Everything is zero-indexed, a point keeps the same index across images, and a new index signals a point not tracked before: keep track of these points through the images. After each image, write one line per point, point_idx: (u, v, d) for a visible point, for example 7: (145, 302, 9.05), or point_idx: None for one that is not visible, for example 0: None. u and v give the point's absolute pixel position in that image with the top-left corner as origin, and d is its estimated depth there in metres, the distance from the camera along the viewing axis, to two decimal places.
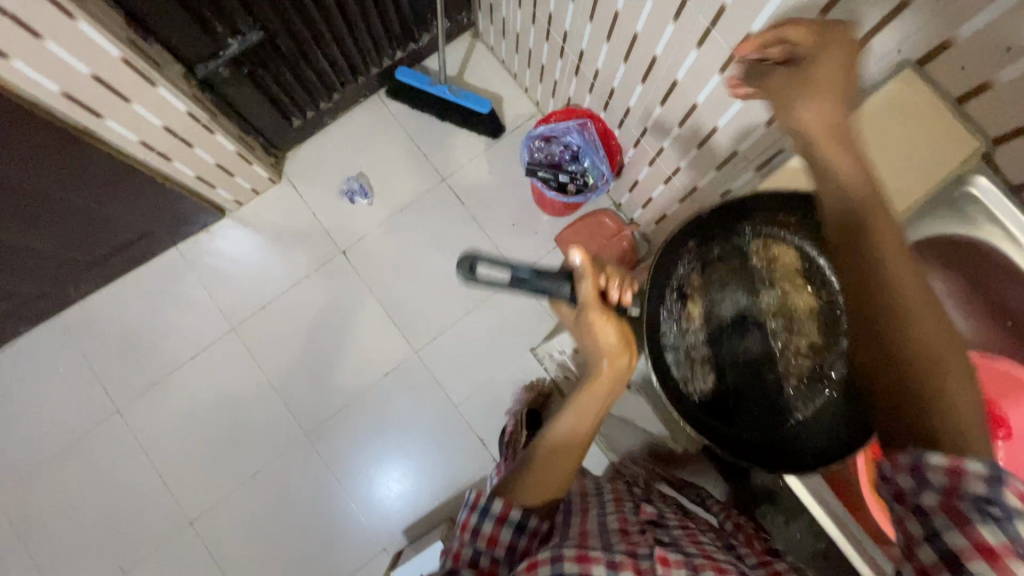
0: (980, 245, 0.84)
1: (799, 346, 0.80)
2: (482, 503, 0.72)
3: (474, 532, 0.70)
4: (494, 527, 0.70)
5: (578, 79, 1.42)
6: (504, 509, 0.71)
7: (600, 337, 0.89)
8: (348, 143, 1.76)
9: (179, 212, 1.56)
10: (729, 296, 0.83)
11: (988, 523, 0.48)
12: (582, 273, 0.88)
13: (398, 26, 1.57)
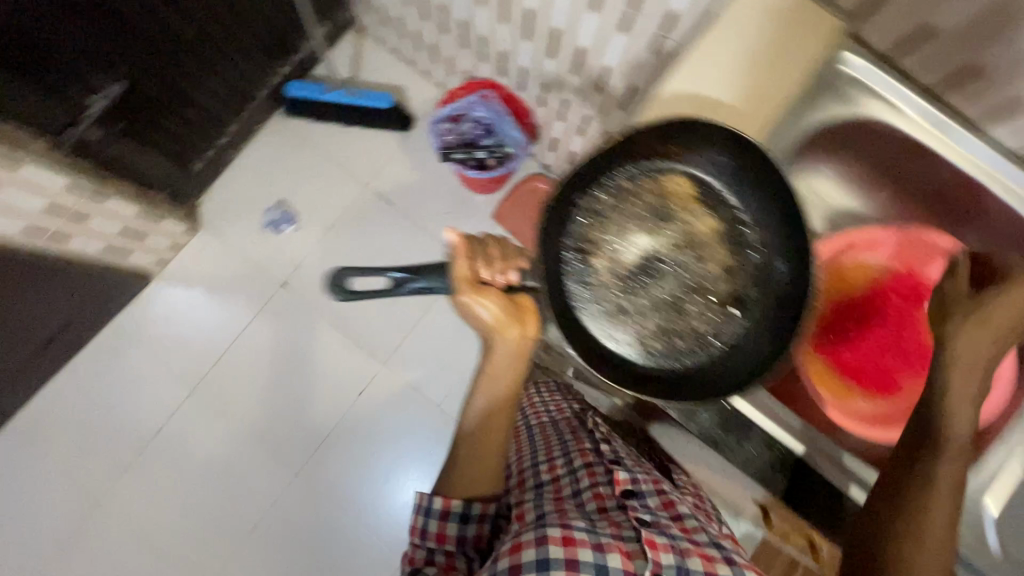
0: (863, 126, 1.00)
1: (706, 269, 0.91)
2: (425, 503, 0.83)
3: (424, 534, 0.81)
4: (440, 524, 0.82)
5: (466, 50, 1.37)
6: (445, 503, 0.82)
7: (479, 316, 0.90)
8: (259, 172, 1.69)
9: (100, 288, 1.48)
10: (637, 238, 0.92)
11: None
12: (455, 257, 0.88)
13: (271, 40, 1.49)
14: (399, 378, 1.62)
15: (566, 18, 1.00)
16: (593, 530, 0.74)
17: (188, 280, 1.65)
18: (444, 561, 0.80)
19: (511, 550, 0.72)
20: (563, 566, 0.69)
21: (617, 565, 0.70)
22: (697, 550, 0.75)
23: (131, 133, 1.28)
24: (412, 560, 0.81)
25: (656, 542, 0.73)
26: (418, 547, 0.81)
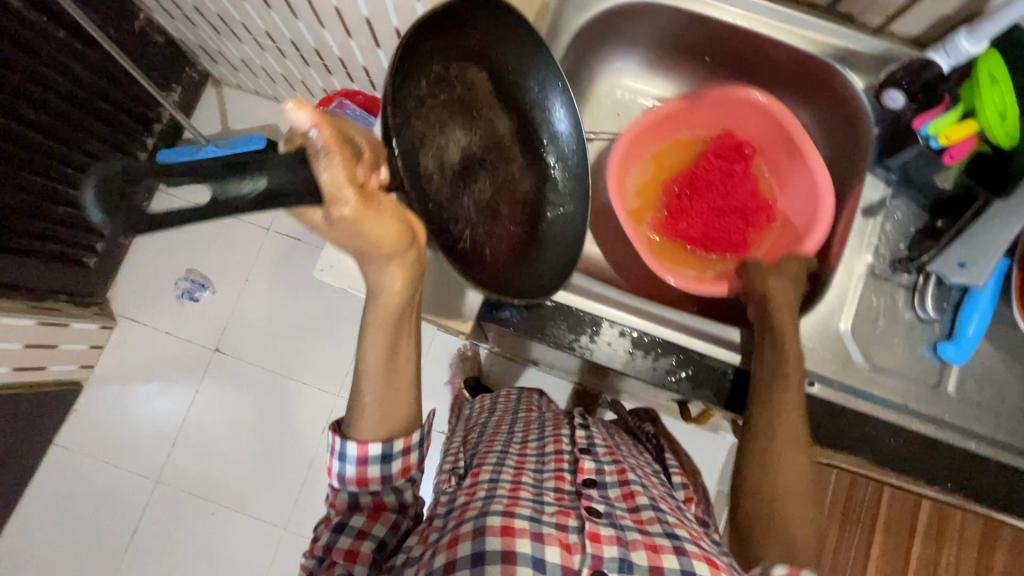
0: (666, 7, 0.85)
1: (513, 176, 0.77)
2: (338, 445, 0.66)
3: (342, 479, 0.67)
4: (361, 468, 0.66)
5: (313, 68, 1.36)
6: (362, 448, 0.66)
7: (375, 235, 0.56)
8: (158, 249, 1.64)
9: (29, 412, 1.42)
10: (449, 136, 0.71)
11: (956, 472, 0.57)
12: (320, 148, 0.49)
13: (127, 117, 1.45)
14: None
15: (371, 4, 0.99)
16: (538, 520, 0.60)
17: (120, 376, 1.60)
18: (371, 502, 0.67)
19: (447, 542, 0.58)
20: (499, 564, 0.55)
21: (555, 563, 0.57)
22: (644, 541, 0.60)
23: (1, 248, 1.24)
24: (335, 503, 0.67)
25: (601, 534, 0.60)
26: (339, 492, 0.67)
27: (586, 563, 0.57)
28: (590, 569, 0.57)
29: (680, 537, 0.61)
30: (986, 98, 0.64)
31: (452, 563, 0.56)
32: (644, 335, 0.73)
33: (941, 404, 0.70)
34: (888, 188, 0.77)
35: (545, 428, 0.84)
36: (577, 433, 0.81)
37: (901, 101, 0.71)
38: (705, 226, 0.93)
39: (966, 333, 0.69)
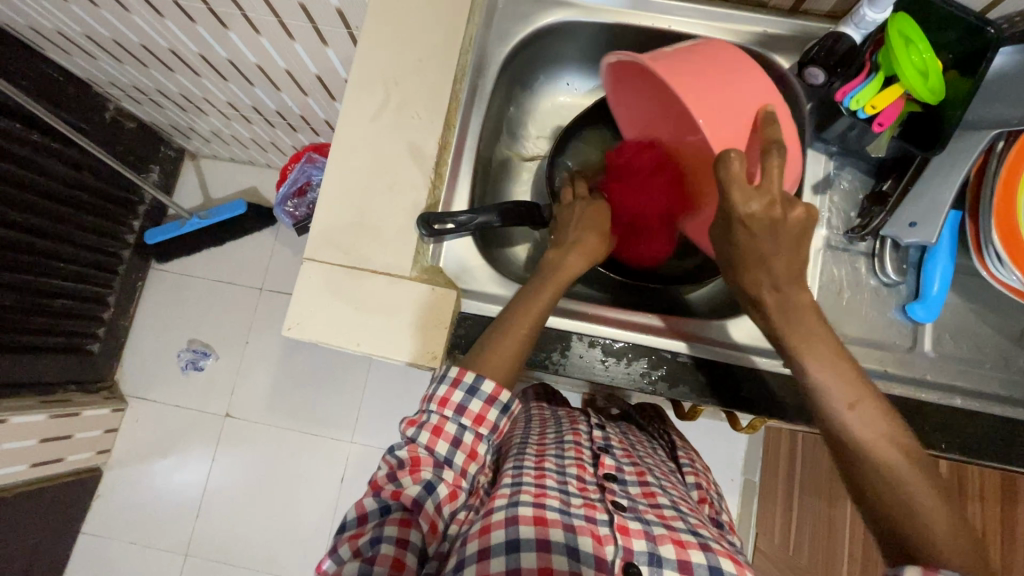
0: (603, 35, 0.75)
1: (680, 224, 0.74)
2: (467, 379, 0.56)
3: (458, 411, 0.56)
4: (484, 406, 0.56)
5: (278, 128, 1.39)
6: (497, 390, 0.56)
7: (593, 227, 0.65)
8: (159, 326, 1.67)
9: (55, 504, 1.44)
10: None
11: None
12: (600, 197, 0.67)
13: (111, 204, 1.49)
14: (372, 447, 1.58)
15: (317, 62, 1.03)
16: (568, 512, 0.53)
17: (138, 455, 1.61)
18: (466, 446, 0.56)
19: (477, 531, 0.51)
20: (534, 554, 0.49)
21: (589, 552, 0.50)
22: (670, 536, 0.52)
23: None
24: (435, 432, 0.56)
25: (631, 526, 0.52)
26: (448, 421, 0.56)
27: (617, 557, 0.51)
28: (623, 562, 0.50)
29: (705, 536, 0.54)
30: (904, 59, 0.53)
31: (487, 551, 0.49)
32: (616, 342, 0.62)
33: (918, 369, 0.59)
34: (832, 162, 0.65)
35: (560, 419, 0.73)
36: (594, 426, 0.70)
37: (824, 79, 0.58)
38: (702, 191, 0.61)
39: (931, 291, 0.58)
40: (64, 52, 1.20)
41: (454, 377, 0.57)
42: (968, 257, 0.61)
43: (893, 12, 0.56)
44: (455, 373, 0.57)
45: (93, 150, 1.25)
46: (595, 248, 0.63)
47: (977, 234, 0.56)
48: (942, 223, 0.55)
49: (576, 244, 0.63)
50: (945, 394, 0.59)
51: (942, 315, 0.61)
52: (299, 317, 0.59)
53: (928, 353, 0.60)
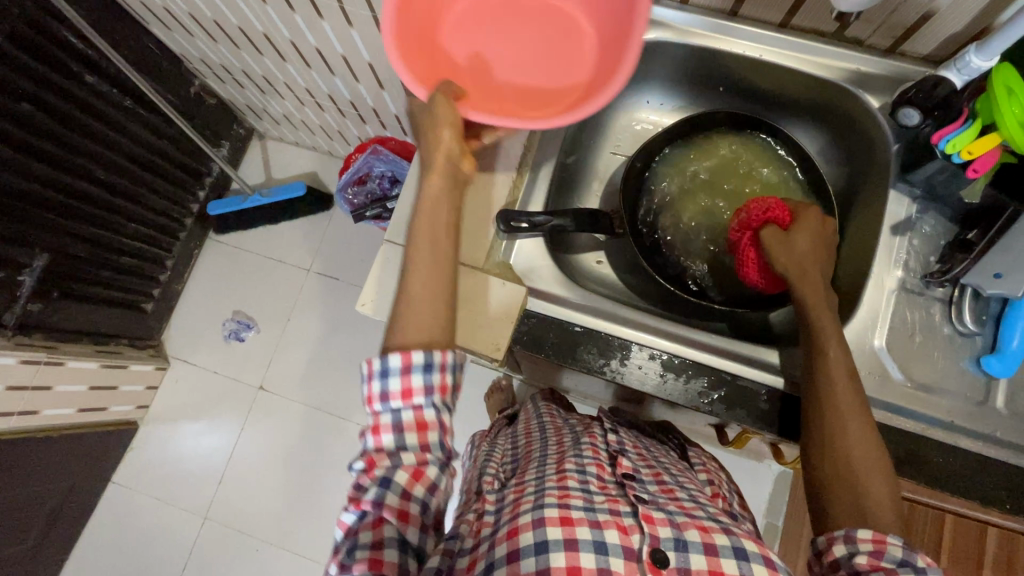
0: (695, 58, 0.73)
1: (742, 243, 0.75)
2: (377, 368, 0.52)
3: (383, 399, 0.52)
4: (404, 377, 0.52)
5: (348, 117, 1.44)
6: (407, 367, 0.52)
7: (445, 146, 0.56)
8: (209, 293, 1.74)
9: (93, 449, 1.50)
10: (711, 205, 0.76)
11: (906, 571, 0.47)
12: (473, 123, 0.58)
13: (183, 172, 1.57)
14: None
15: None
16: (592, 509, 0.52)
17: (172, 415, 1.67)
18: (409, 428, 0.52)
19: (505, 534, 0.52)
20: (562, 553, 0.49)
21: (616, 545, 0.50)
22: (693, 523, 0.53)
23: (68, 296, 1.35)
24: (376, 431, 0.53)
25: (656, 516, 0.52)
26: (381, 414, 0.53)
27: (644, 545, 0.50)
28: (650, 550, 0.50)
29: (726, 525, 0.55)
30: (1005, 108, 0.52)
31: (516, 553, 0.50)
32: (676, 357, 0.61)
33: (989, 425, 0.57)
34: (914, 205, 0.64)
35: (574, 427, 0.72)
36: (609, 431, 0.70)
37: (918, 119, 0.58)
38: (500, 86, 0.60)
39: (1011, 345, 0.56)
40: (165, 27, 1.28)
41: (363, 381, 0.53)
42: None
43: (999, 62, 0.55)
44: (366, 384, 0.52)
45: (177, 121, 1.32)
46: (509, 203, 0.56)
47: None
48: None
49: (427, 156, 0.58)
50: (1015, 453, 0.56)
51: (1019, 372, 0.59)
52: (372, 295, 0.61)
53: (1000, 410, 0.58)
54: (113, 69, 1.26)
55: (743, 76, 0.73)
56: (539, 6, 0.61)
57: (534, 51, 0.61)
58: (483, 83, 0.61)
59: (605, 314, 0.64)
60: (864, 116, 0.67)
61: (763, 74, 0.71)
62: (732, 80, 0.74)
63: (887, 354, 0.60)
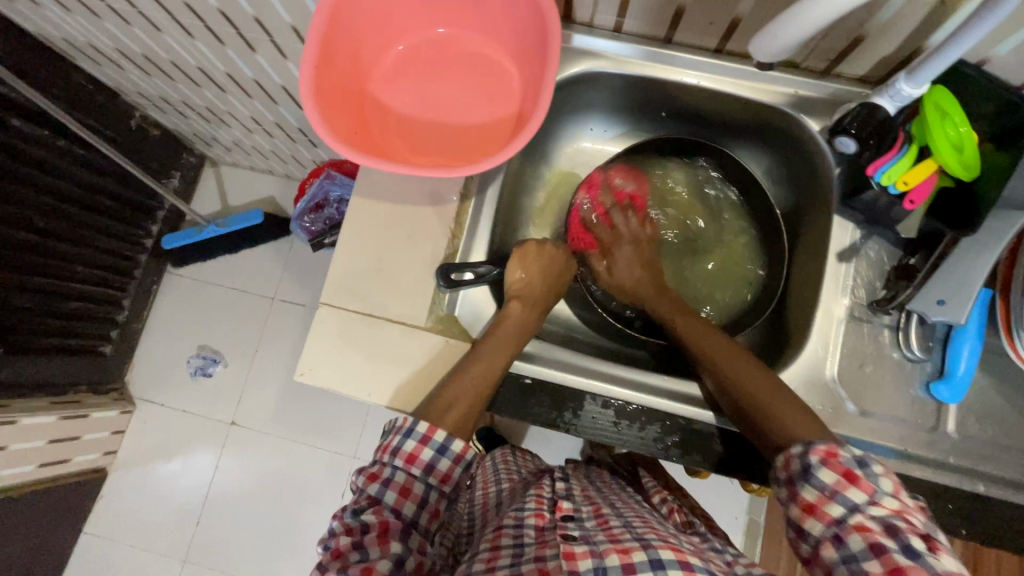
0: (639, 81, 0.69)
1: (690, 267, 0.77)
2: (439, 437, 0.52)
3: (426, 468, 0.52)
4: (452, 464, 0.53)
5: (298, 142, 1.39)
6: (465, 448, 0.53)
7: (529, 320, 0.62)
8: (170, 329, 1.67)
9: (57, 504, 1.44)
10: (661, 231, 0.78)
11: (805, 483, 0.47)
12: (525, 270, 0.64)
13: (130, 208, 1.50)
14: None
15: None
16: (518, 565, 0.49)
17: (141, 458, 1.61)
18: (430, 506, 0.52)
19: None
20: None
21: None
22: (614, 547, 0.50)
23: (14, 351, 1.28)
24: (402, 492, 0.51)
25: (577, 550, 0.49)
26: (414, 480, 0.52)
27: None
28: None
29: (649, 539, 0.51)
30: (939, 132, 0.53)
31: None
32: (630, 404, 0.60)
33: (939, 451, 0.57)
34: (858, 230, 0.63)
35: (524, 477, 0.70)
36: (556, 474, 0.68)
37: (855, 148, 0.57)
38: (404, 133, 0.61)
39: (957, 372, 0.57)
40: (94, 62, 1.21)
41: (397, 425, 0.53)
42: (998, 336, 0.59)
43: (930, 91, 0.54)
44: (423, 430, 0.52)
45: (116, 159, 1.25)
46: (519, 283, 0.63)
47: (1008, 315, 0.55)
48: (971, 304, 0.53)
49: (350, 238, 0.61)
50: (968, 479, 0.56)
51: (968, 395, 0.59)
52: (313, 362, 0.59)
53: (950, 434, 0.58)
54: (41, 110, 1.19)
55: (685, 101, 0.71)
56: (466, 53, 0.63)
57: (456, 98, 0.62)
58: (392, 128, 0.61)
59: (558, 363, 0.63)
60: (806, 140, 0.66)
61: (704, 99, 0.70)
62: (675, 106, 0.73)
63: (839, 385, 0.59)
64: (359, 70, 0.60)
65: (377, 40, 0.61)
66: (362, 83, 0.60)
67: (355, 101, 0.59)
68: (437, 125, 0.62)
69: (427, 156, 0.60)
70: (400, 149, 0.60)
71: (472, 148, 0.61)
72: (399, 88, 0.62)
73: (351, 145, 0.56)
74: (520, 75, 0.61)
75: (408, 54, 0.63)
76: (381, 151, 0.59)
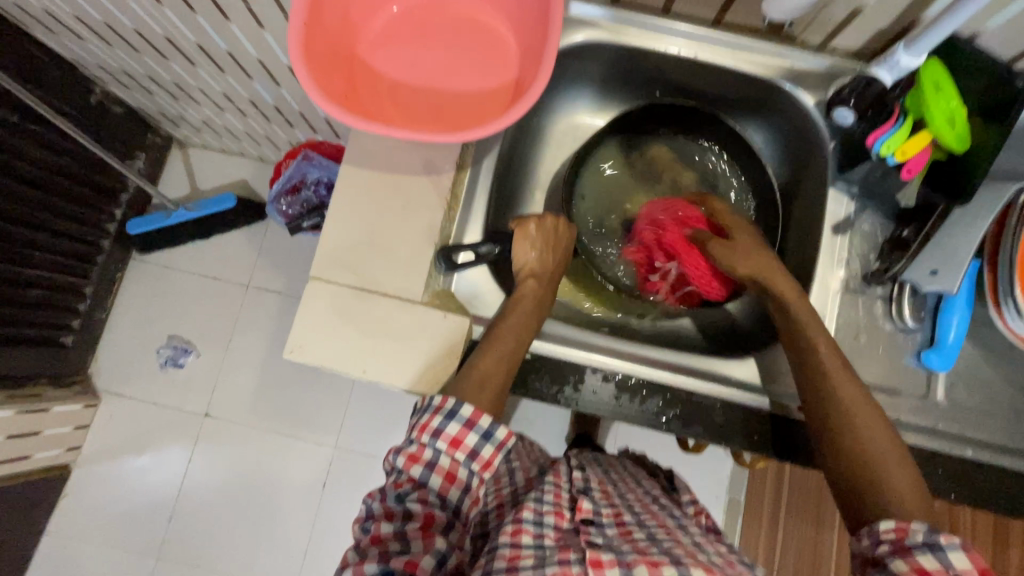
0: (636, 53, 0.68)
1: None
2: (484, 423, 0.53)
3: (469, 455, 0.52)
4: (492, 452, 0.53)
5: (274, 122, 1.33)
6: (506, 435, 0.53)
7: (537, 292, 0.63)
8: (137, 319, 1.59)
9: (18, 503, 1.36)
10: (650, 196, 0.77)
11: (924, 549, 0.45)
12: (534, 244, 0.65)
13: (93, 191, 1.42)
14: (355, 456, 1.53)
15: None
16: (541, 568, 0.48)
17: (108, 454, 1.53)
18: (474, 495, 0.52)
19: None
20: None
21: None
22: (644, 558, 0.48)
23: None
24: (448, 477, 0.51)
25: (603, 558, 0.49)
26: (458, 467, 0.52)
27: None
28: None
29: (677, 554, 0.49)
30: (933, 104, 0.54)
31: None
32: (632, 377, 0.61)
33: (930, 418, 0.59)
34: (853, 203, 0.64)
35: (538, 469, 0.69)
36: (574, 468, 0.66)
37: (852, 119, 0.58)
38: (398, 100, 0.58)
39: (947, 340, 0.58)
40: (50, 31, 1.13)
41: (436, 405, 0.52)
42: (984, 307, 0.61)
43: (927, 64, 0.55)
44: (468, 415, 0.52)
45: (76, 137, 1.17)
46: (531, 261, 0.64)
47: (996, 283, 0.56)
48: (963, 273, 0.54)
49: (342, 210, 0.59)
50: (958, 444, 0.58)
51: (956, 364, 0.60)
52: (304, 341, 0.56)
53: (940, 402, 0.60)
54: None
55: (680, 74, 0.70)
56: (462, 18, 0.60)
57: (450, 64, 0.60)
58: (382, 93, 0.58)
59: (560, 339, 0.63)
60: (799, 113, 0.67)
61: (699, 73, 0.69)
62: (669, 81, 0.72)
63: None
64: (347, 32, 0.57)
65: (367, 2, 0.58)
66: (351, 45, 0.57)
67: (344, 64, 0.56)
68: (431, 92, 0.59)
69: (422, 123, 0.57)
70: (393, 116, 0.57)
71: (470, 115, 0.58)
72: (390, 53, 0.59)
73: (344, 109, 0.53)
74: (518, 41, 0.59)
75: (398, 18, 0.60)
76: (373, 117, 0.56)
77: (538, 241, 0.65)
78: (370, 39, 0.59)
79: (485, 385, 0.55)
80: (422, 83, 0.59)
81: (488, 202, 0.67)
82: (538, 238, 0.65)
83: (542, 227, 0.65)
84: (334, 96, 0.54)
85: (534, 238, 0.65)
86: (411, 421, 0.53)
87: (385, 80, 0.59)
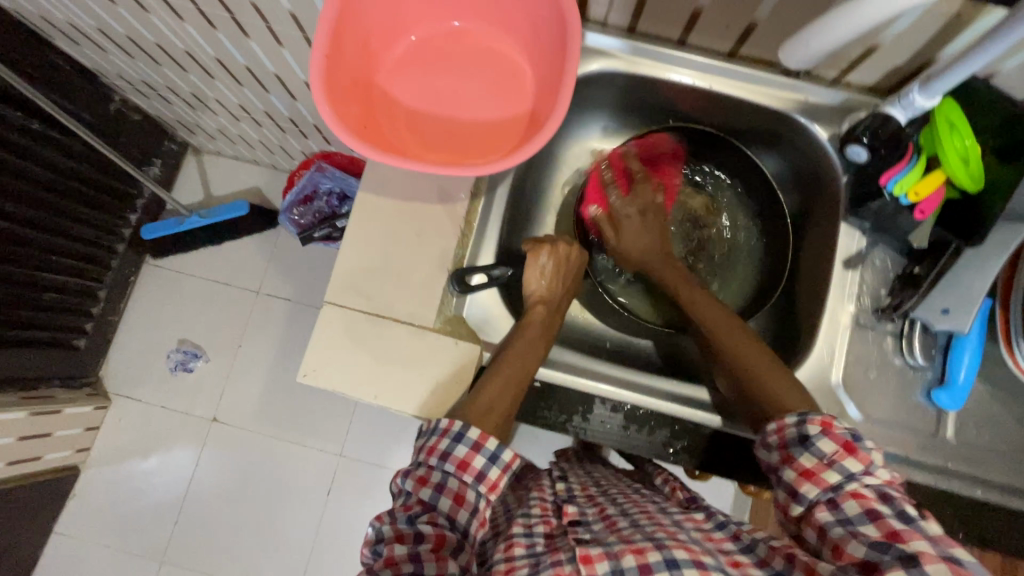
0: (651, 82, 0.68)
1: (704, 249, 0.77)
2: (490, 445, 0.52)
3: (477, 477, 0.51)
4: (499, 472, 0.52)
5: (289, 133, 1.35)
6: (513, 457, 0.53)
7: (548, 320, 0.63)
8: (149, 323, 1.61)
9: (27, 503, 1.37)
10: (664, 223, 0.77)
11: (803, 450, 0.51)
12: (545, 271, 0.65)
13: (110, 196, 1.44)
14: (360, 464, 1.53)
15: None
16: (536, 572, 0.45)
17: (117, 455, 1.55)
18: (482, 515, 0.51)
19: None
20: None
21: None
22: (628, 545, 0.47)
23: None
24: (457, 498, 0.51)
25: (592, 552, 0.46)
26: (467, 487, 0.51)
27: None
28: None
29: (660, 537, 0.48)
30: (947, 144, 0.54)
31: None
32: (640, 408, 0.62)
33: (939, 456, 0.59)
34: (865, 238, 0.65)
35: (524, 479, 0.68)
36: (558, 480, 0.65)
37: (865, 156, 0.58)
38: (415, 129, 0.59)
39: (958, 378, 0.58)
40: (73, 42, 1.16)
41: (444, 429, 0.53)
42: (995, 345, 0.61)
43: (942, 104, 0.55)
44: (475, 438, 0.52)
45: (96, 146, 1.19)
46: (541, 288, 0.65)
47: (1006, 322, 0.56)
48: (974, 313, 0.55)
49: (358, 237, 0.60)
50: (967, 484, 0.58)
51: (966, 402, 0.60)
52: (317, 365, 0.57)
53: (950, 440, 0.60)
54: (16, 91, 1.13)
55: (693, 103, 0.71)
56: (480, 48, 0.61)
57: (468, 94, 0.61)
58: (400, 122, 0.59)
59: (567, 366, 0.64)
60: (812, 146, 0.67)
61: (712, 103, 0.70)
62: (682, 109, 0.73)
63: (844, 391, 0.61)
64: (367, 61, 0.58)
65: (387, 32, 0.59)
66: (370, 73, 0.58)
67: (363, 93, 0.57)
68: (448, 121, 0.60)
69: (439, 152, 0.58)
70: (411, 144, 0.58)
71: (486, 144, 0.59)
72: (409, 81, 0.60)
73: (362, 138, 0.54)
74: (535, 71, 0.60)
75: (417, 46, 0.61)
76: (390, 145, 0.57)
77: (551, 268, 0.66)
78: (389, 67, 0.60)
79: (497, 413, 0.55)
80: (439, 112, 0.60)
81: (501, 228, 0.68)
82: (550, 265, 0.66)
83: (554, 251, 0.66)
84: (354, 125, 0.55)
85: (546, 266, 0.65)
86: (420, 444, 0.54)
87: (402, 108, 0.60)
